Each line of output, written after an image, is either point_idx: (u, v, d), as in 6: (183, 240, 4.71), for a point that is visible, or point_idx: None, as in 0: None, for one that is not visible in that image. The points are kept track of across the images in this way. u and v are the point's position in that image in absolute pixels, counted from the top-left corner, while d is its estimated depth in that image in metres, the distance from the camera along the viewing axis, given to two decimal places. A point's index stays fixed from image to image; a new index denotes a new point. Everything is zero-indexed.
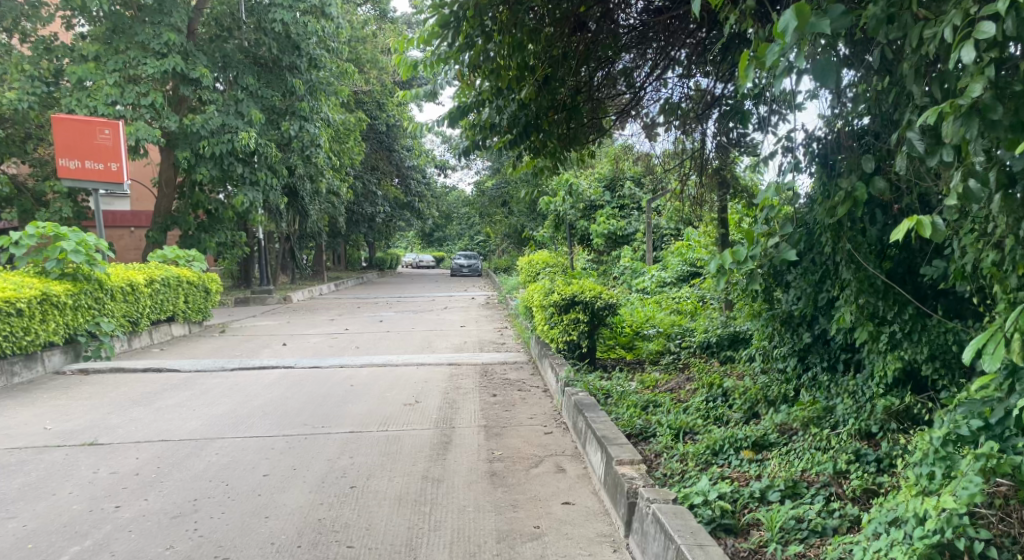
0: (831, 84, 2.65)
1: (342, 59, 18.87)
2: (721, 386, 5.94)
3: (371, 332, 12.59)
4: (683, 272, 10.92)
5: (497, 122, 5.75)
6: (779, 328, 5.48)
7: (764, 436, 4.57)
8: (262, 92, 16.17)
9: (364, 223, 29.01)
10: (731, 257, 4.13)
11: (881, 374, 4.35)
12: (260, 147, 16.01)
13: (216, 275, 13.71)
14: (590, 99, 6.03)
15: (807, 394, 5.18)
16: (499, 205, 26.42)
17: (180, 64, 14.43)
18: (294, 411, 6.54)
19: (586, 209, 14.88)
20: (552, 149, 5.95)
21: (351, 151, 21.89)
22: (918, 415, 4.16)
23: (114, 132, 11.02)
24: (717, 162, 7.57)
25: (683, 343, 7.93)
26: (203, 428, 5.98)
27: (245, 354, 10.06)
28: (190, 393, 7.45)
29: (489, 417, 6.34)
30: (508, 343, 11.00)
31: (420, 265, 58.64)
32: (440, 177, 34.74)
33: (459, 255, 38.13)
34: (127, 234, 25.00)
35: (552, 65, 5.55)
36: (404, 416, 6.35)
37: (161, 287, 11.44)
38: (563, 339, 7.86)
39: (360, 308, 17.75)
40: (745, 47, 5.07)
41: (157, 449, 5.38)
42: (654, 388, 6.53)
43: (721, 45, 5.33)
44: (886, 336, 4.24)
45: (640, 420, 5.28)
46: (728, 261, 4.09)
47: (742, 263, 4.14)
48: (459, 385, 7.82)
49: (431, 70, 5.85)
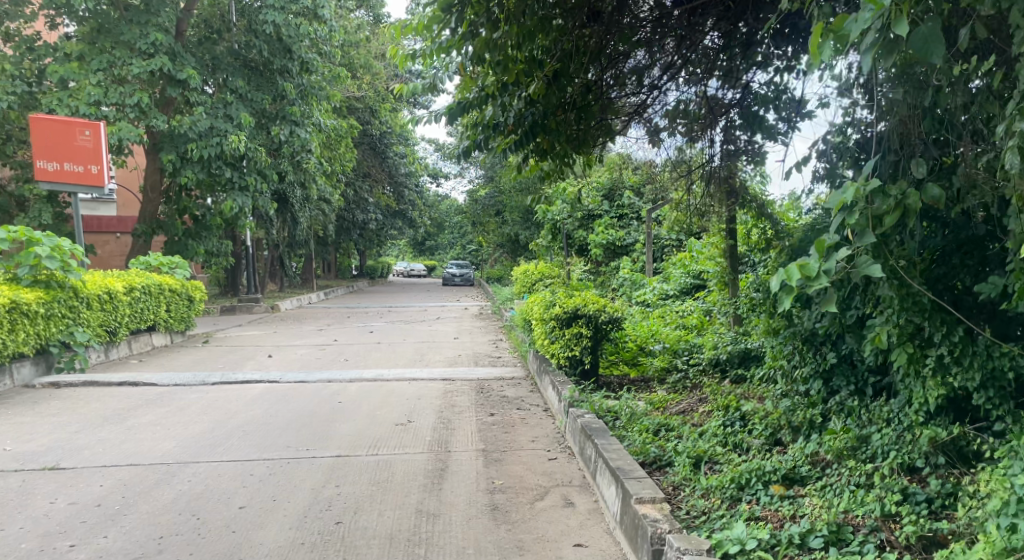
0: (937, 57, 2.24)
1: (336, 63, 18.48)
2: (738, 409, 5.51)
3: (362, 344, 12.14)
4: (687, 284, 10.50)
5: (501, 121, 5.32)
6: (800, 347, 5.10)
7: (794, 469, 4.15)
8: (252, 95, 15.72)
9: (355, 230, 28.55)
10: (799, 274, 2.84)
11: (920, 403, 3.97)
12: (249, 150, 15.57)
13: (201, 283, 13.20)
14: (600, 100, 5.65)
15: (837, 420, 4.74)
16: (492, 214, 26.01)
17: (167, 65, 13.98)
18: (278, 431, 6.08)
19: (584, 219, 14.53)
20: (560, 151, 5.56)
21: (342, 158, 21.44)
22: (967, 448, 3.78)
23: (95, 133, 10.53)
24: (723, 170, 7.01)
25: (691, 360, 7.52)
26: (177, 450, 5.51)
27: (228, 367, 9.56)
28: (167, 410, 6.97)
29: (487, 439, 5.89)
30: (504, 356, 10.57)
31: (411, 273, 58.28)
32: (432, 185, 34.37)
33: (451, 264, 37.73)
34: (113, 239, 24.46)
35: (563, 60, 5.18)
36: (396, 438, 5.90)
37: (142, 295, 10.94)
38: (564, 355, 7.44)
39: (350, 318, 17.26)
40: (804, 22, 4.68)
41: (124, 475, 4.91)
42: (664, 409, 6.10)
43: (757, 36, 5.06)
44: (932, 361, 3.85)
45: (654, 446, 4.85)
46: (794, 281, 2.79)
47: (815, 287, 2.87)
48: (454, 403, 7.34)
49: (429, 61, 5.45)
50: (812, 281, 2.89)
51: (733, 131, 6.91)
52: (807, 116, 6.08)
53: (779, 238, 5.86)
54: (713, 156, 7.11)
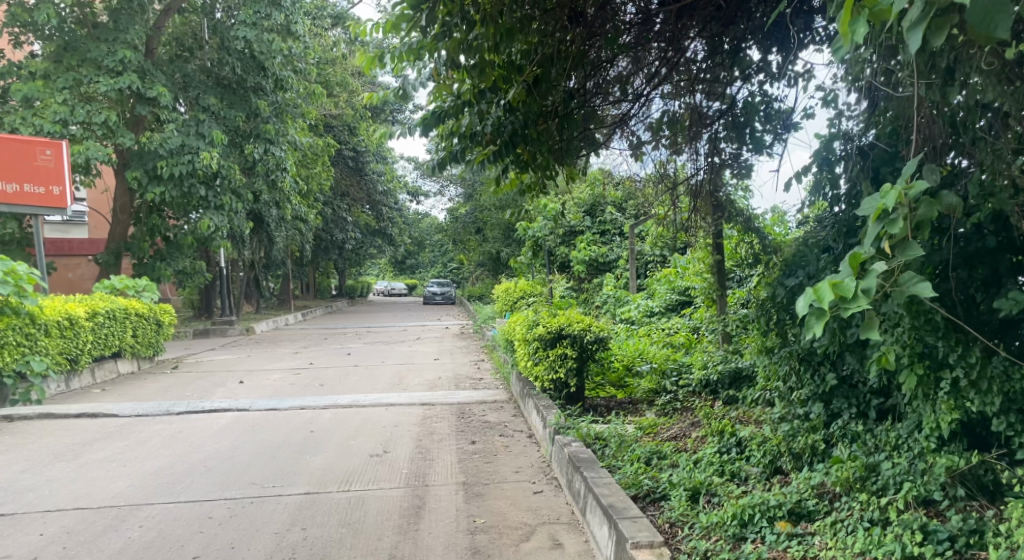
0: (1004, 34, 1.83)
1: (311, 80, 18.11)
2: (734, 434, 5.21)
3: (338, 367, 11.71)
4: (672, 300, 10.18)
5: (478, 130, 5.04)
6: (797, 367, 4.92)
7: (800, 502, 3.83)
8: (224, 113, 15.31)
9: (333, 250, 28.13)
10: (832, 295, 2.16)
11: (933, 427, 3.71)
12: (223, 169, 15.16)
13: (170, 307, 12.71)
14: (583, 107, 5.37)
15: (842, 447, 4.46)
16: (473, 232, 25.69)
17: (136, 82, 13.57)
18: (243, 466, 5.68)
19: (565, 235, 14.28)
20: (543, 163, 5.26)
21: (319, 177, 21.09)
22: (986, 478, 3.51)
23: (57, 152, 10.10)
24: (708, 184, 6.56)
25: (680, 381, 7.20)
26: (131, 491, 5.09)
27: (195, 395, 9.08)
28: (124, 444, 6.53)
29: (467, 471, 5.51)
30: (487, 378, 10.20)
31: (391, 293, 57.86)
32: (412, 202, 34.04)
33: (432, 282, 37.43)
34: (84, 262, 23.82)
35: (543, 65, 4.89)
36: (371, 471, 5.50)
37: (106, 320, 10.44)
38: (548, 378, 7.10)
39: (328, 339, 16.79)
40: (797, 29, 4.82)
41: (68, 521, 4.48)
42: (654, 435, 5.76)
43: (755, 40, 5.03)
44: (947, 384, 3.61)
45: (647, 477, 4.54)
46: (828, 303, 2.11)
47: (851, 310, 2.19)
48: (432, 430, 6.96)
49: (398, 64, 5.19)
50: (846, 305, 2.21)
51: (717, 143, 6.50)
52: (796, 128, 5.82)
53: (769, 254, 5.56)
54: (697, 172, 6.69)
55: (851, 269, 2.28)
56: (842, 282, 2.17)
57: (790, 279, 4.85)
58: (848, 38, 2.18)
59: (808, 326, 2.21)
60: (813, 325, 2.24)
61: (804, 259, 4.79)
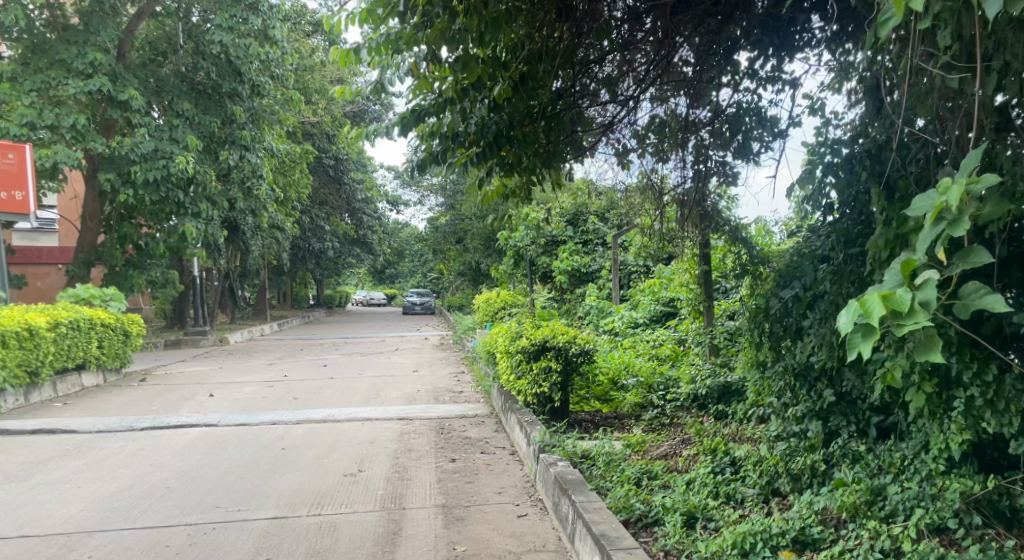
0: None
1: (289, 86, 17.72)
2: (728, 453, 4.96)
3: (313, 379, 11.33)
4: (658, 311, 9.95)
5: (461, 131, 4.78)
6: (792, 383, 4.75)
7: (804, 530, 3.58)
8: (199, 119, 14.90)
9: (310, 259, 27.68)
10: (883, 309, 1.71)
11: (942, 449, 3.55)
12: (198, 174, 14.73)
13: (138, 317, 12.26)
14: (570, 108, 5.10)
15: (843, 468, 4.24)
16: (453, 241, 25.26)
17: (107, 85, 13.15)
18: (208, 488, 5.32)
19: (547, 245, 14.05)
20: (528, 164, 5.02)
21: (297, 184, 20.70)
22: (1001, 505, 3.31)
23: (20, 156, 9.68)
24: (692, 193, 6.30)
25: (668, 396, 6.97)
26: (84, 516, 4.72)
27: (162, 409, 8.67)
28: (81, 463, 6.13)
29: (447, 492, 5.20)
30: (467, 392, 9.89)
31: (370, 303, 57.28)
32: (391, 211, 33.64)
33: (411, 292, 37.05)
34: (53, 271, 23.14)
35: (528, 62, 4.67)
36: (344, 493, 5.18)
37: (69, 331, 9.99)
38: (532, 392, 6.84)
39: (303, 350, 16.35)
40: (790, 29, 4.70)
41: (12, 551, 4.11)
42: (644, 453, 5.48)
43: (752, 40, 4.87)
44: (961, 404, 3.42)
45: (639, 501, 4.28)
46: (879, 320, 1.66)
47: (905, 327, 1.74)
48: (411, 447, 6.66)
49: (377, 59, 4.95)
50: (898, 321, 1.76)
51: (703, 150, 6.20)
52: (786, 136, 5.62)
53: (758, 265, 5.38)
54: (684, 182, 6.43)
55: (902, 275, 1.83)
56: (895, 293, 1.71)
57: (787, 290, 4.74)
58: (902, 8, 1.96)
59: (852, 344, 1.81)
60: (858, 344, 1.84)
61: (800, 270, 4.67)
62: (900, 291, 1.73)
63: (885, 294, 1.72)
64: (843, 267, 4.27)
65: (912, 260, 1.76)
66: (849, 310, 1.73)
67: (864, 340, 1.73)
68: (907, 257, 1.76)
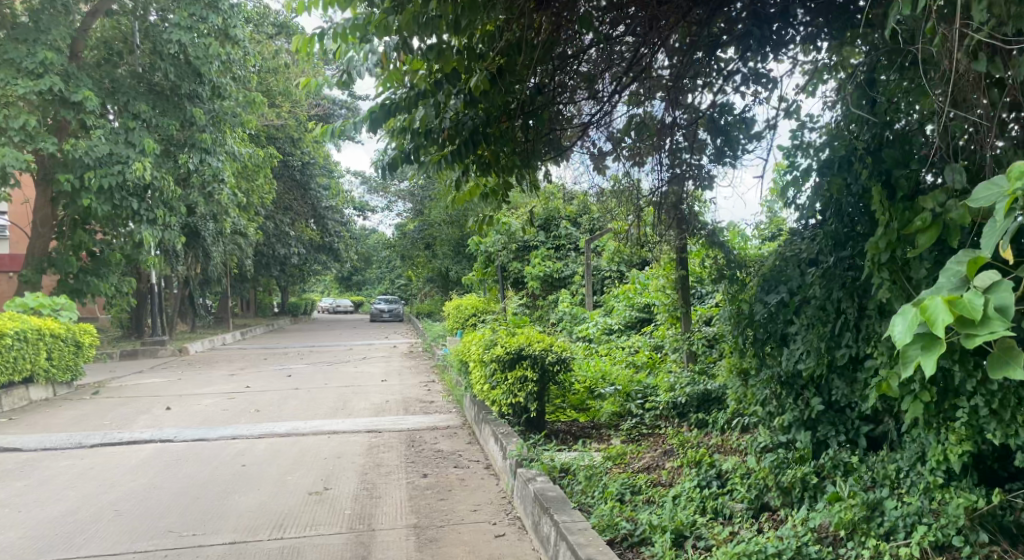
0: None
1: (251, 88, 17.23)
2: (714, 466, 4.75)
3: (277, 390, 10.92)
4: (632, 317, 9.79)
5: (434, 127, 4.53)
6: (779, 391, 4.58)
7: (800, 548, 3.38)
8: (156, 121, 14.29)
9: (275, 266, 27.09)
10: (947, 314, 1.52)
11: (939, 461, 3.37)
12: (155, 180, 14.17)
13: (91, 326, 11.72)
14: (548, 103, 4.84)
15: (835, 480, 4.04)
16: (422, 248, 24.76)
17: (59, 85, 12.55)
18: (161, 511, 4.96)
19: (518, 251, 13.82)
20: (505, 163, 4.76)
21: (261, 190, 20.20)
22: (1006, 521, 3.14)
23: None
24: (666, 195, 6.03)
25: (646, 404, 6.74)
26: (22, 545, 4.33)
27: (115, 424, 8.22)
28: (23, 485, 5.70)
29: (418, 511, 4.90)
30: (438, 401, 9.59)
31: (336, 310, 56.56)
32: (358, 217, 33.15)
33: (379, 300, 36.58)
34: (4, 279, 22.24)
35: (506, 54, 4.43)
36: (308, 514, 4.85)
37: (15, 341, 9.45)
38: (507, 403, 6.58)
39: (267, 360, 15.84)
40: (774, 24, 4.63)
41: None
42: (625, 466, 5.25)
43: (737, 37, 4.79)
44: (964, 416, 3.26)
45: (625, 519, 4.06)
46: (943, 328, 1.48)
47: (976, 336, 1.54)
48: (380, 462, 6.34)
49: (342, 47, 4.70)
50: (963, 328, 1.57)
51: (679, 154, 5.87)
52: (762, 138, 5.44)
53: (737, 269, 5.17)
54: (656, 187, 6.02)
55: (962, 279, 1.64)
56: (961, 299, 1.53)
57: (772, 295, 4.57)
58: None
59: (908, 357, 1.63)
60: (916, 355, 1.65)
61: (785, 274, 4.49)
62: (966, 295, 1.54)
63: (951, 299, 1.54)
64: (834, 271, 4.12)
65: (978, 261, 1.58)
66: (908, 320, 1.56)
67: (924, 354, 1.55)
68: (973, 259, 1.58)
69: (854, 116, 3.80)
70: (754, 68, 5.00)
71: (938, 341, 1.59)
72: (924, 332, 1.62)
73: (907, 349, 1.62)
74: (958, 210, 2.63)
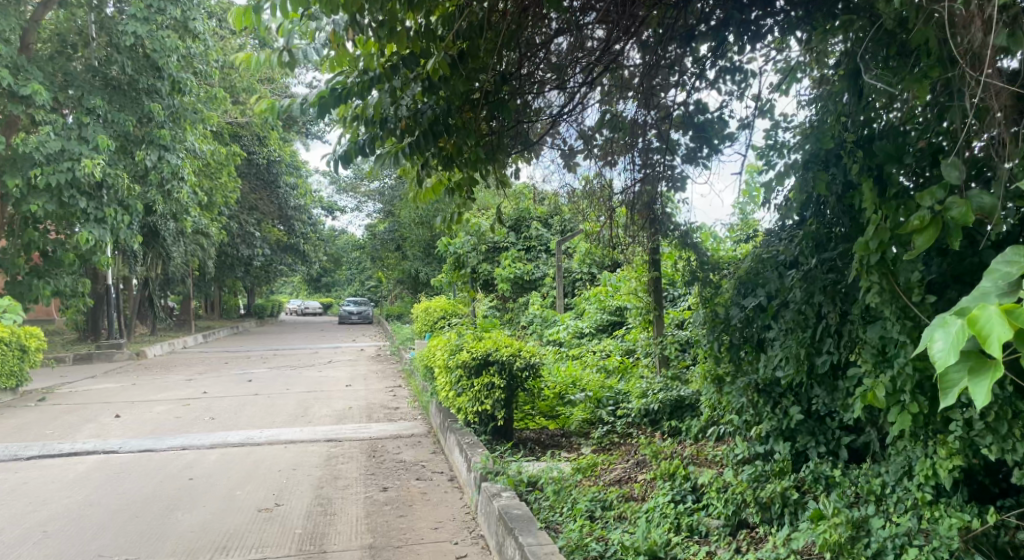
0: None
1: (212, 83, 16.60)
2: (687, 477, 4.50)
3: (235, 396, 10.48)
4: (603, 320, 9.54)
5: (390, 115, 4.25)
6: (757, 399, 4.35)
7: None
8: (113, 117, 13.68)
9: (240, 266, 26.46)
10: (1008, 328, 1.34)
11: (928, 476, 3.17)
12: (109, 177, 13.57)
13: (38, 330, 11.15)
14: (514, 93, 4.57)
15: (816, 494, 3.81)
16: (392, 249, 24.39)
17: (7, 78, 11.90)
18: (95, 532, 4.56)
19: (488, 252, 13.50)
20: (470, 157, 4.47)
21: (223, 189, 19.61)
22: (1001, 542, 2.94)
23: None
24: (635, 195, 5.74)
25: (618, 411, 6.47)
26: None
27: (58, 434, 7.74)
28: None
29: (375, 530, 4.58)
30: (403, 408, 9.25)
31: (304, 312, 55.80)
32: (326, 217, 32.58)
33: (348, 302, 36.06)
34: None
35: (468, 37, 4.17)
36: (256, 533, 4.51)
37: None
38: (473, 411, 6.29)
39: (228, 364, 15.31)
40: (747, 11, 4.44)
41: None
42: (596, 478, 4.97)
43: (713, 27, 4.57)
44: (957, 430, 3.05)
45: (595, 540, 3.78)
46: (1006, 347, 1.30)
47: None
48: (338, 474, 6.01)
49: (290, 25, 4.38)
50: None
51: (650, 154, 5.56)
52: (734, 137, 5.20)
53: (710, 272, 4.90)
54: (624, 185, 5.80)
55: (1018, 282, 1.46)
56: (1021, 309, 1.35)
57: (750, 298, 4.33)
58: None
59: (956, 381, 1.44)
60: (966, 376, 1.47)
61: (761, 277, 4.23)
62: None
63: (1008, 309, 1.37)
64: (814, 273, 3.88)
65: None
66: (958, 338, 1.37)
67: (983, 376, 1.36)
68: None
69: (837, 104, 3.57)
70: (726, 62, 4.80)
71: (995, 361, 1.41)
72: (974, 348, 1.45)
73: (955, 375, 1.45)
74: (959, 208, 2.40)
